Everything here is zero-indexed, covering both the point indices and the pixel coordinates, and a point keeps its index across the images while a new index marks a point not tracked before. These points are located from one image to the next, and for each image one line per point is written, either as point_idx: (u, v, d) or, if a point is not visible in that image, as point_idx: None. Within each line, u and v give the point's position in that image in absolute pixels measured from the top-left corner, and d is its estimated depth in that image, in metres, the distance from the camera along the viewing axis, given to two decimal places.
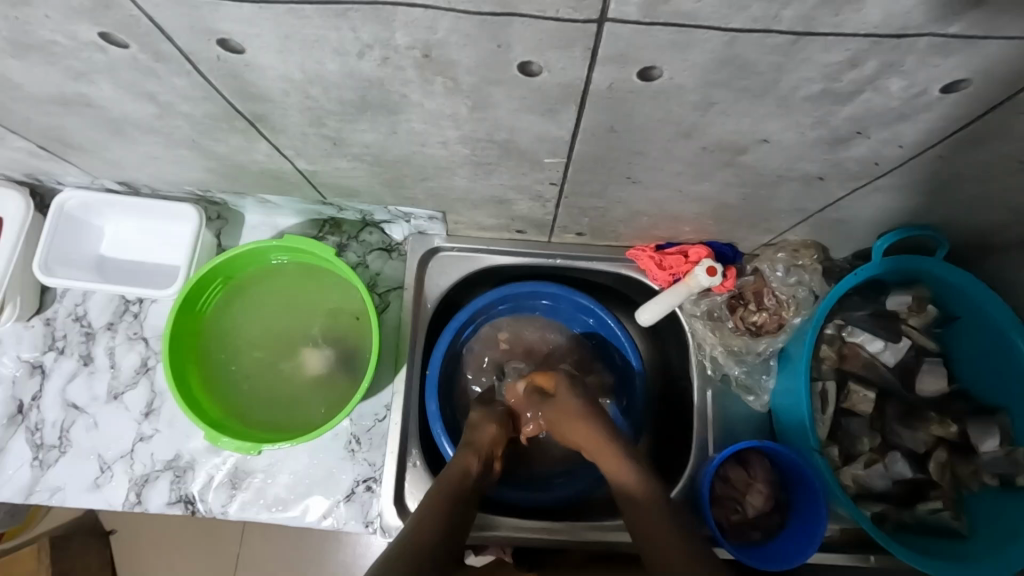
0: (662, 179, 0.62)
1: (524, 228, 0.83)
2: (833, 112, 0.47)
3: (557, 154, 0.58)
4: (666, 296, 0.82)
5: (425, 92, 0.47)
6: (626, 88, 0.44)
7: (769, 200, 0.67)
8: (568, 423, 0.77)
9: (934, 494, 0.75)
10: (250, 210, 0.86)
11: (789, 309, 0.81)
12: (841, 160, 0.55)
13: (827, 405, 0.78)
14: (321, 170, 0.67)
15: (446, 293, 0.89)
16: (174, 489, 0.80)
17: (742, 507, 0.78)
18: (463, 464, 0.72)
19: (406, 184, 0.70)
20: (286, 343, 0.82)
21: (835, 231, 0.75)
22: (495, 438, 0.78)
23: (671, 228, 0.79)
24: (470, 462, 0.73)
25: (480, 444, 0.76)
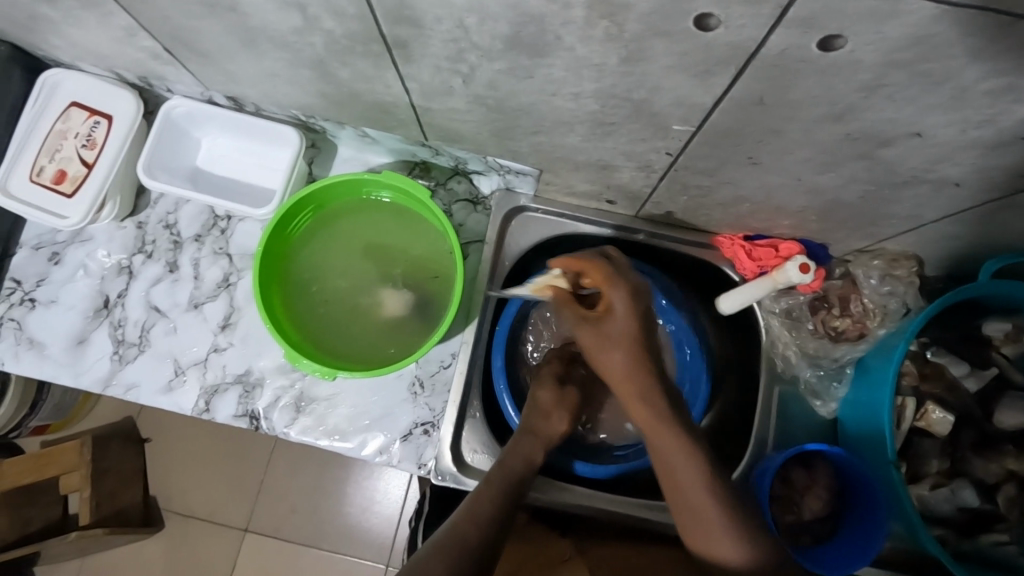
0: (786, 164, 0.61)
1: (616, 199, 0.82)
2: (1007, 111, 0.44)
3: (687, 123, 0.56)
4: (749, 288, 0.80)
5: (584, 36, 0.46)
6: (798, 57, 0.43)
7: (890, 202, 0.64)
8: (602, 348, 0.67)
9: (1000, 527, 0.73)
10: (344, 142, 0.87)
11: (874, 318, 0.79)
12: (987, 167, 0.53)
13: (902, 422, 0.77)
14: (436, 109, 0.67)
15: (525, 255, 0.89)
16: (241, 403, 0.82)
17: (798, 509, 0.77)
18: (523, 454, 0.73)
19: (516, 136, 0.69)
20: (368, 279, 0.82)
21: (941, 245, 0.73)
22: (534, 453, 0.74)
23: (768, 219, 0.77)
24: (532, 452, 0.74)
25: (548, 432, 0.77)
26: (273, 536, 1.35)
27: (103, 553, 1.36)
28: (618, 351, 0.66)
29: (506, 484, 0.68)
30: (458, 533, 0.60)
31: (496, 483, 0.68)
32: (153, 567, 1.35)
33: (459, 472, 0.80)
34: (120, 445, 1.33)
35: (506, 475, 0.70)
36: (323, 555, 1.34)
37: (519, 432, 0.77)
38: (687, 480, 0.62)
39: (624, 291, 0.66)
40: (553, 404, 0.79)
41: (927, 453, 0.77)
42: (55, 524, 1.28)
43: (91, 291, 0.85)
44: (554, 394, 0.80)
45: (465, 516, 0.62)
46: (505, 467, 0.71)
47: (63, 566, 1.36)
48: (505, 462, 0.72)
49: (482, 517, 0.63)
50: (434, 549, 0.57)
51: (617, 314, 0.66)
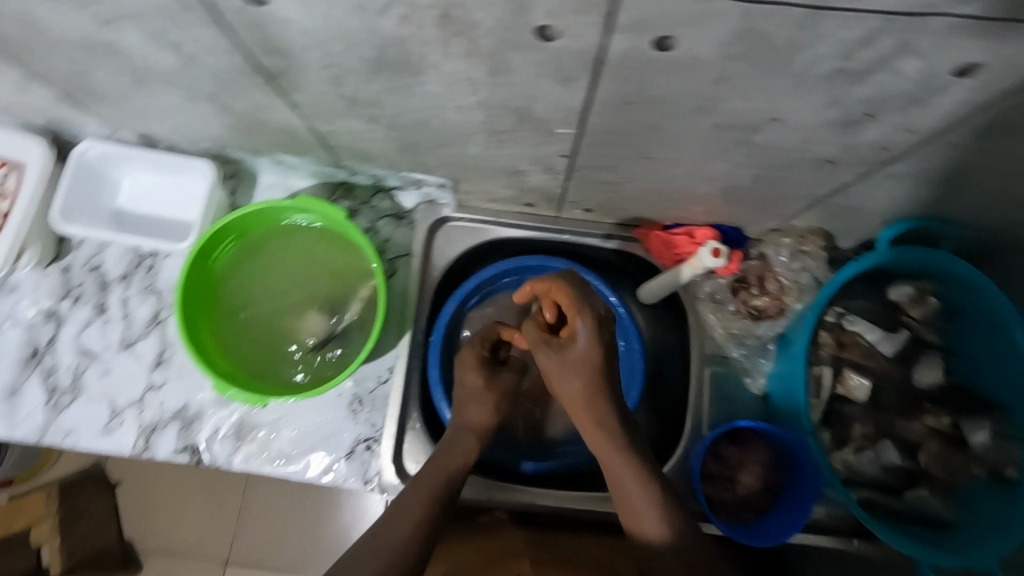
0: (675, 157, 0.63)
1: (535, 201, 0.84)
2: (848, 92, 0.46)
3: (570, 126, 0.58)
4: (669, 276, 0.82)
5: (444, 54, 0.48)
6: (641, 59, 0.45)
7: (782, 183, 0.67)
8: (564, 381, 0.66)
9: (924, 483, 0.76)
10: (265, 170, 0.88)
11: (791, 294, 0.83)
12: (853, 144, 0.55)
13: (821, 391, 0.80)
14: (337, 130, 0.68)
15: (455, 265, 0.90)
16: (181, 438, 0.83)
17: (734, 485, 0.79)
18: (452, 448, 0.73)
19: (421, 150, 0.71)
20: (293, 300, 0.82)
21: (843, 218, 0.76)
22: (472, 451, 0.74)
23: (680, 208, 0.79)
24: (463, 446, 0.73)
25: (473, 415, 0.76)
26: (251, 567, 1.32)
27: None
28: (575, 378, 0.65)
29: (440, 490, 0.68)
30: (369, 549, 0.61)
31: (428, 490, 0.68)
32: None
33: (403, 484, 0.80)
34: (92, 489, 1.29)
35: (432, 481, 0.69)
36: None
37: (455, 428, 0.76)
38: (621, 472, 0.65)
39: (588, 318, 0.64)
40: (478, 389, 0.77)
41: (850, 418, 0.80)
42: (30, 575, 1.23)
43: (19, 340, 0.85)
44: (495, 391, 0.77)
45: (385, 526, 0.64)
46: (439, 471, 0.70)
47: None
48: (439, 456, 0.72)
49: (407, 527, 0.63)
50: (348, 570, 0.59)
51: (581, 339, 0.64)
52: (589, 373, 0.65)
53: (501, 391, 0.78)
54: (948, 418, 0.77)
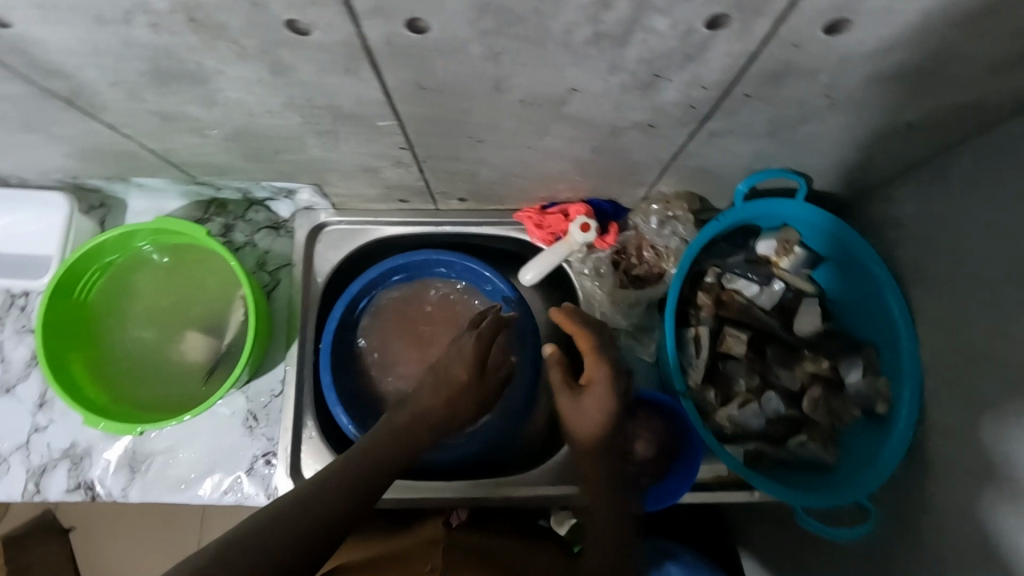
0: (506, 137, 0.63)
1: (407, 197, 0.83)
2: (620, 55, 0.47)
3: (387, 118, 0.58)
4: (547, 256, 0.83)
5: (218, 59, 0.47)
6: (404, 43, 0.44)
7: (622, 151, 0.67)
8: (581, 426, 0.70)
9: (808, 429, 0.77)
10: (133, 196, 0.86)
11: (668, 260, 0.84)
12: (661, 106, 0.56)
13: (701, 350, 0.79)
14: (173, 147, 0.67)
15: (339, 269, 0.89)
16: (72, 477, 0.81)
17: (626, 453, 0.80)
18: (402, 432, 0.67)
19: (266, 158, 0.70)
20: (170, 323, 0.81)
21: (701, 180, 0.77)
22: (411, 432, 0.68)
23: (546, 187, 0.80)
24: (408, 429, 0.68)
25: (421, 401, 0.70)
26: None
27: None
28: (591, 419, 0.71)
29: (370, 474, 0.61)
30: (288, 506, 0.55)
31: (356, 468, 0.61)
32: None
33: None
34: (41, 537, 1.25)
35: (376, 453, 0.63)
36: None
37: (395, 410, 0.70)
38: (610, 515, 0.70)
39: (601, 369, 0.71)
40: (428, 379, 0.73)
41: (733, 373, 0.81)
42: None
43: None
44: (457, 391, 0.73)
45: (313, 485, 0.58)
46: (385, 454, 0.63)
47: None
48: (379, 436, 0.66)
49: (342, 483, 0.59)
50: (258, 532, 0.52)
51: (594, 393, 0.71)
52: (603, 417, 0.71)
53: (448, 385, 0.72)
54: (827, 362, 0.79)
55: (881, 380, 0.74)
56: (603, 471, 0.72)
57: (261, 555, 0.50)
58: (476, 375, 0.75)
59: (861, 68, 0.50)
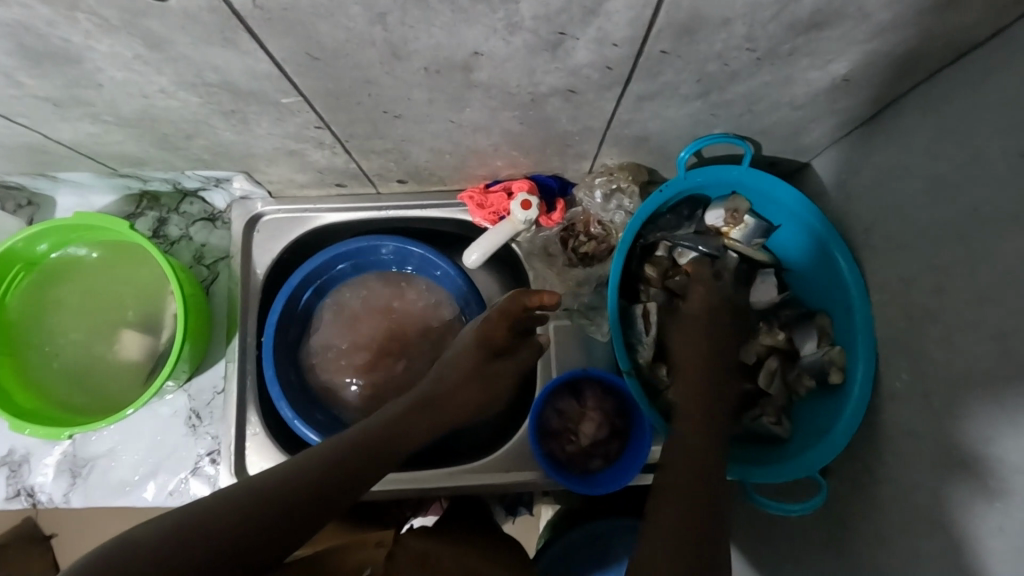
0: (423, 111, 0.60)
1: (343, 180, 0.80)
2: (514, 12, 0.44)
3: (291, 93, 0.55)
4: (491, 236, 0.80)
5: (82, 33, 0.44)
6: (274, 6, 0.41)
7: (551, 121, 0.64)
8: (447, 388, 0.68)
9: (762, 403, 0.75)
10: (60, 193, 0.83)
11: (615, 235, 0.81)
12: (575, 68, 0.52)
13: (651, 328, 0.75)
14: (77, 137, 0.63)
15: (282, 259, 0.86)
16: (11, 484, 0.79)
17: (577, 437, 0.77)
18: (396, 432, 0.60)
19: (179, 144, 0.66)
20: (100, 323, 0.77)
21: (643, 150, 0.73)
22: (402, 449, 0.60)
23: (484, 164, 0.76)
24: (415, 431, 0.62)
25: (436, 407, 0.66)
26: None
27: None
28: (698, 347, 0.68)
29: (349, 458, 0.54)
30: (280, 473, 0.50)
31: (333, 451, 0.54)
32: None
33: None
34: None
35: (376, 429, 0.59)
36: None
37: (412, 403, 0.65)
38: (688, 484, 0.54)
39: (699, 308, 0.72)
40: (468, 364, 0.70)
41: None
42: None
43: None
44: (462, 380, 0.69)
45: (313, 453, 0.53)
46: (364, 445, 0.56)
47: None
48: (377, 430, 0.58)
49: (327, 460, 0.53)
50: (250, 496, 0.47)
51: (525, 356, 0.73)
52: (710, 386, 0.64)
53: (466, 368, 0.70)
54: (782, 334, 0.76)
55: (836, 349, 0.72)
56: (710, 412, 0.61)
57: (230, 517, 0.45)
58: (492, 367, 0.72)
59: (780, 16, 0.47)
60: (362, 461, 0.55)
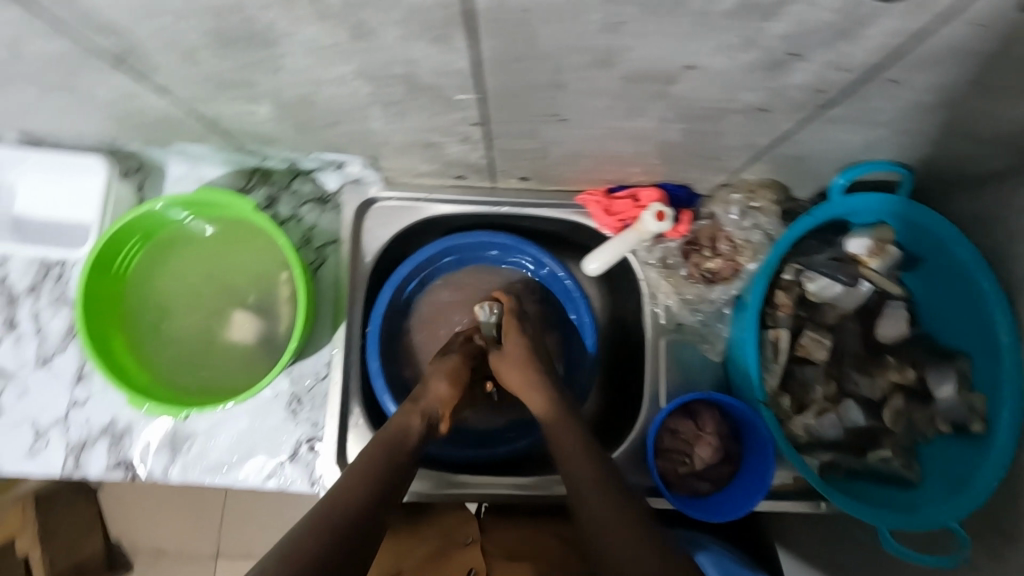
0: (592, 117, 0.56)
1: (465, 173, 0.77)
2: (761, 31, 0.40)
3: (468, 91, 0.52)
4: (615, 244, 0.77)
5: (292, 19, 0.41)
6: (515, 7, 0.38)
7: (717, 136, 0.61)
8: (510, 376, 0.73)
9: (885, 442, 0.72)
10: (172, 161, 0.80)
11: (744, 254, 0.77)
12: (782, 89, 0.49)
13: (779, 355, 0.74)
14: (220, 114, 0.61)
15: (388, 247, 0.85)
16: (112, 454, 0.78)
17: (690, 459, 0.74)
18: (403, 425, 0.65)
19: (319, 128, 0.64)
20: (215, 301, 0.78)
21: (792, 169, 0.70)
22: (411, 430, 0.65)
23: (618, 170, 0.73)
24: (411, 421, 0.66)
25: (426, 400, 0.69)
26: (245, 556, 1.29)
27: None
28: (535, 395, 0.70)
29: (393, 458, 0.60)
30: (345, 510, 0.52)
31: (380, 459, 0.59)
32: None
33: None
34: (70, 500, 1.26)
35: (386, 446, 0.62)
36: None
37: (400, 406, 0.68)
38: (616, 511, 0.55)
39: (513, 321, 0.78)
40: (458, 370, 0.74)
41: (810, 381, 0.75)
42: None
43: None
44: (519, 365, 0.73)
45: (337, 502, 0.53)
46: (389, 448, 0.61)
47: None
48: (388, 434, 0.63)
49: (363, 510, 0.53)
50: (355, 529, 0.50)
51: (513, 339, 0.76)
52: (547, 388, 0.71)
53: (451, 371, 0.73)
54: (912, 371, 0.73)
55: (977, 395, 0.68)
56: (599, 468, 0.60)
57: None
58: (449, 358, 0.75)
59: None
60: (389, 488, 0.57)
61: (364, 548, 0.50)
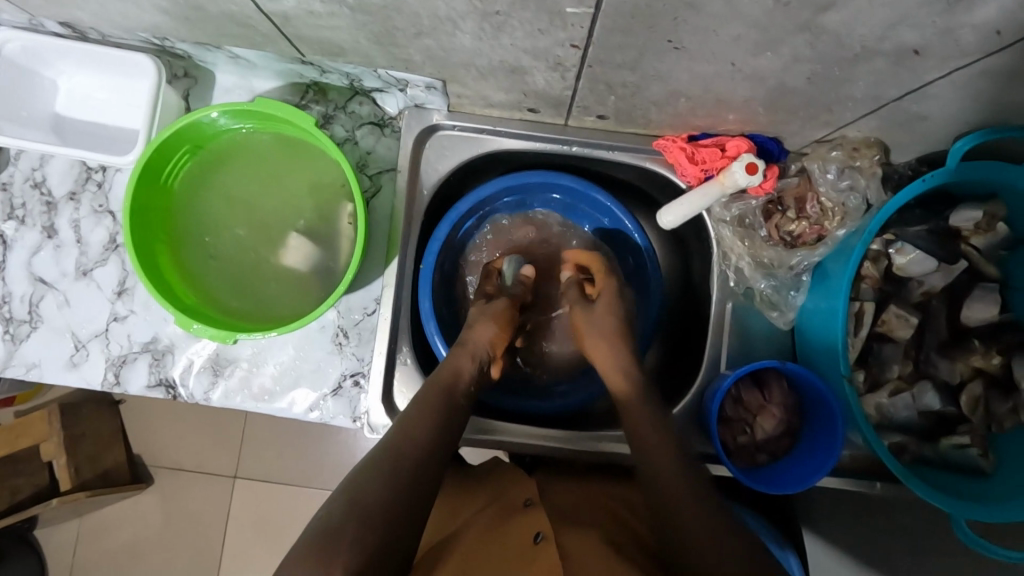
0: (714, 47, 0.51)
1: (539, 107, 0.71)
2: None
3: (585, 4, 0.46)
4: (694, 197, 0.71)
5: None
6: None
7: (840, 83, 0.55)
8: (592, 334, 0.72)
9: (962, 429, 0.69)
10: (222, 68, 0.74)
11: (832, 219, 0.71)
12: (953, 25, 0.44)
13: (861, 328, 0.70)
14: (293, 15, 0.55)
15: (447, 180, 0.80)
16: (154, 372, 0.76)
17: (751, 429, 0.73)
18: (455, 370, 0.66)
19: (397, 41, 0.58)
20: (272, 228, 0.74)
21: (905, 130, 0.63)
22: (463, 371, 0.66)
23: (711, 115, 0.66)
24: (464, 366, 0.67)
25: (476, 343, 0.70)
26: (262, 480, 1.30)
27: (109, 507, 1.31)
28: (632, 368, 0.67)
29: (445, 409, 0.61)
30: (413, 439, 0.56)
31: (431, 407, 0.61)
32: (150, 521, 1.31)
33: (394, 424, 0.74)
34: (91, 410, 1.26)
35: (448, 393, 0.63)
36: (313, 492, 1.30)
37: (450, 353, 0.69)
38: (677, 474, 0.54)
39: (613, 284, 0.77)
40: (496, 313, 0.74)
41: (888, 358, 0.72)
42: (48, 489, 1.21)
43: None
44: (610, 337, 0.71)
45: (408, 436, 0.56)
46: (438, 395, 0.62)
47: (63, 526, 1.31)
48: (434, 379, 0.64)
49: (428, 444, 0.56)
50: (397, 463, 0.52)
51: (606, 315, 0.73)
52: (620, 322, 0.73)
53: (494, 313, 0.74)
54: (999, 358, 0.68)
55: None
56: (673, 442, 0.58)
57: (380, 502, 0.48)
58: (492, 304, 0.76)
59: None
60: (445, 433, 0.59)
61: (427, 474, 0.54)
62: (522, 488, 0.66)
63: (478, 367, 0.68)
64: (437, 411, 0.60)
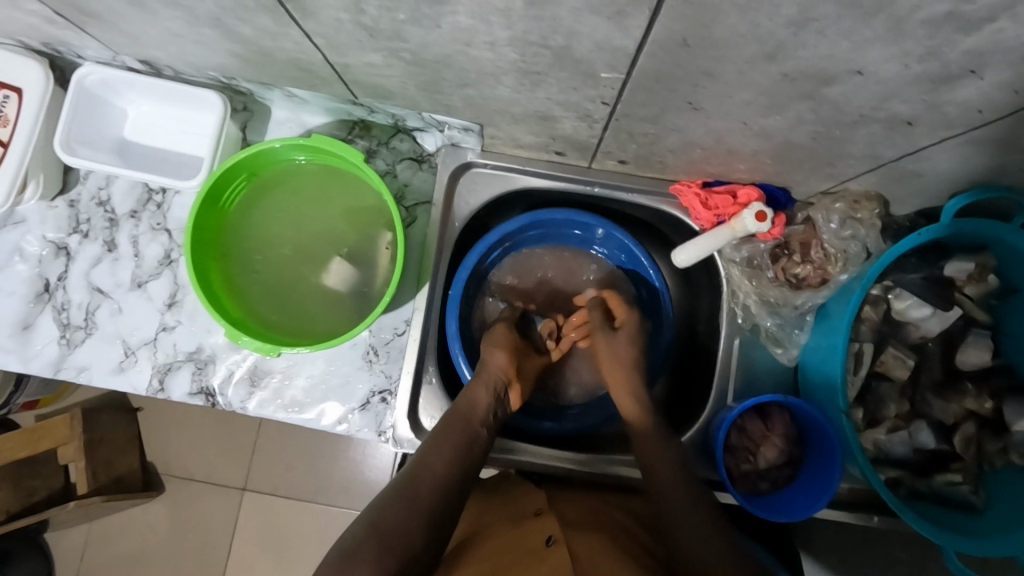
0: (728, 109, 0.57)
1: (565, 150, 0.77)
2: (951, 42, 0.43)
3: (616, 69, 0.53)
4: (706, 239, 0.76)
5: None
6: None
7: (841, 143, 0.61)
8: (610, 364, 0.79)
9: (955, 467, 0.73)
10: (277, 104, 0.81)
11: (836, 263, 0.76)
12: (939, 102, 0.50)
13: (861, 367, 0.75)
14: (354, 64, 0.62)
15: (477, 213, 0.86)
16: (195, 380, 0.81)
17: (755, 457, 0.77)
18: (471, 402, 0.71)
19: (444, 90, 0.65)
20: (315, 252, 0.80)
21: (902, 185, 0.69)
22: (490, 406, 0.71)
23: (724, 164, 0.72)
24: (479, 397, 0.72)
25: (491, 375, 0.75)
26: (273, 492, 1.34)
27: (122, 512, 1.35)
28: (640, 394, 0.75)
29: (465, 444, 0.66)
30: (434, 471, 0.62)
31: (450, 442, 0.65)
32: (161, 527, 1.34)
33: (418, 438, 0.79)
34: (112, 415, 1.30)
35: (467, 423, 0.68)
36: (321, 507, 1.33)
37: (471, 383, 0.74)
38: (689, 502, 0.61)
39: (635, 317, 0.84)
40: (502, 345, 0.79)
41: (885, 397, 0.76)
42: (59, 493, 1.25)
43: (29, 274, 0.82)
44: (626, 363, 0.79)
45: (426, 464, 0.62)
46: (458, 427, 0.67)
47: (72, 530, 1.35)
48: (456, 409, 0.69)
49: (448, 477, 0.62)
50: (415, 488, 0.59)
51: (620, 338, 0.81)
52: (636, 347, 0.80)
53: (504, 344, 0.79)
54: (991, 402, 0.73)
55: None
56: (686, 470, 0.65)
57: (400, 525, 0.55)
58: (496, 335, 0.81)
59: None
60: (465, 462, 0.64)
61: (449, 505, 0.60)
62: (534, 499, 0.70)
63: (494, 396, 0.73)
64: (456, 440, 0.66)
